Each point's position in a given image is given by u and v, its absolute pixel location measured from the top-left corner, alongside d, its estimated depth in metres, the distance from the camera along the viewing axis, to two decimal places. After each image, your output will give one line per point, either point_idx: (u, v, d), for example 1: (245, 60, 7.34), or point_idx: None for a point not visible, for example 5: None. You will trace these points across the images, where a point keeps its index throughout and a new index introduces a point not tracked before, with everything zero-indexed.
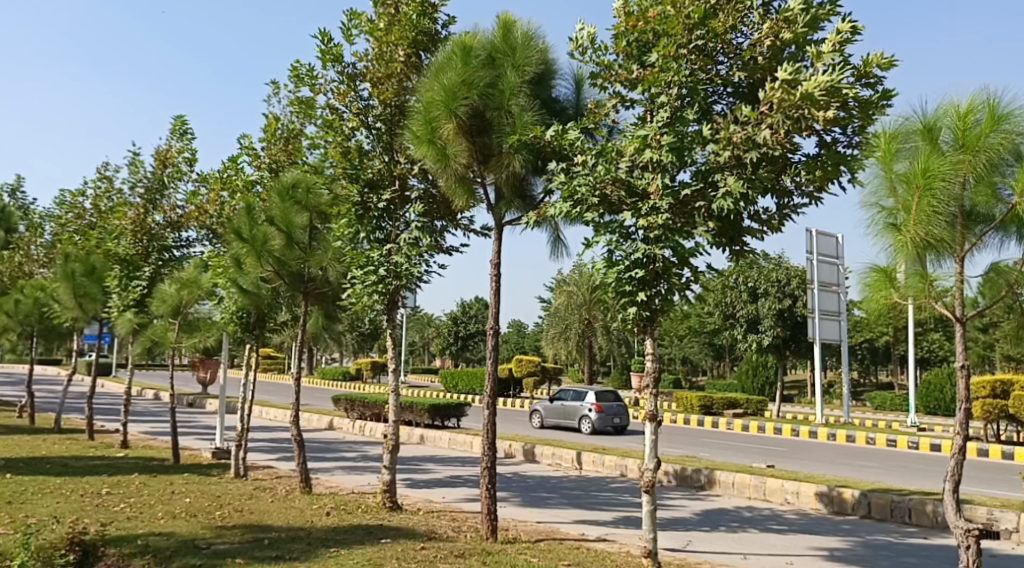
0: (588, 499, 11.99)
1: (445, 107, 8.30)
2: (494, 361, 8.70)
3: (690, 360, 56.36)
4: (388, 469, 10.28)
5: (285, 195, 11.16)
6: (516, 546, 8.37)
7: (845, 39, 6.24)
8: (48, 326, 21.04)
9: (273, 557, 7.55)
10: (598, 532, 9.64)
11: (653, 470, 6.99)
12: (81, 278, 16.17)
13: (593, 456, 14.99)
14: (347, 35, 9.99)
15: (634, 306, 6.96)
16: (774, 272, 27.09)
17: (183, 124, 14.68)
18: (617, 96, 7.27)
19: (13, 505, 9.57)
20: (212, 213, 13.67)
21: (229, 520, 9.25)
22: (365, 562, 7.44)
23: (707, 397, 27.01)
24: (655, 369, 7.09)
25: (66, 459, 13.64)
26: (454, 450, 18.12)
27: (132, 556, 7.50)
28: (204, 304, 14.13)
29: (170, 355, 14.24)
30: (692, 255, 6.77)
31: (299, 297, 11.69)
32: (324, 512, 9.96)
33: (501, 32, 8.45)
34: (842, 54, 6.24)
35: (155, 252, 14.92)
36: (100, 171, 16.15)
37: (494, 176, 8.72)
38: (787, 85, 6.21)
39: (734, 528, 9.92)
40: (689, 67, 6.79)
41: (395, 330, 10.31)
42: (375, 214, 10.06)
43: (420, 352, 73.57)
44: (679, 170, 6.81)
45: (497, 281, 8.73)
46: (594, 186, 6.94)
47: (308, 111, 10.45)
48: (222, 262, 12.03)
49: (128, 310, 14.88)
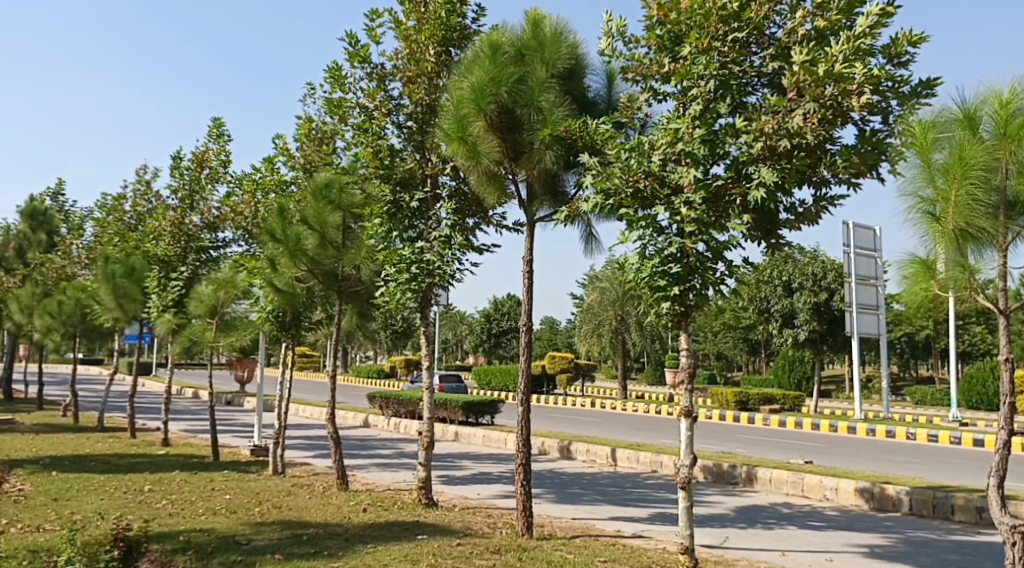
0: (623, 496, 11.95)
1: (474, 105, 8.29)
2: (527, 358, 8.68)
3: (725, 356, 55.94)
4: (423, 466, 10.34)
5: (319, 195, 11.29)
6: (552, 543, 8.37)
7: (875, 22, 6.17)
8: (91, 326, 21.41)
9: (311, 554, 7.63)
10: (634, 529, 9.60)
11: (689, 466, 6.93)
12: (121, 279, 16.41)
13: (627, 452, 14.94)
14: (374, 33, 10.01)
15: (668, 301, 6.92)
16: (810, 265, 26.77)
17: (220, 126, 14.88)
18: (649, 90, 7.22)
19: (59, 503, 9.76)
20: (248, 214, 13.84)
21: (268, 517, 9.36)
22: (402, 558, 7.48)
23: (742, 393, 26.77)
24: (690, 365, 7.04)
25: (110, 457, 13.89)
26: (488, 447, 18.18)
27: (174, 552, 7.62)
28: (240, 304, 14.30)
29: (209, 354, 14.44)
30: (727, 249, 6.71)
31: (333, 296, 11.78)
32: (361, 508, 10.05)
33: (530, 28, 8.45)
34: (872, 37, 6.16)
35: (192, 252, 15.21)
36: (138, 173, 16.42)
37: (525, 173, 8.70)
38: (805, 66, 6.25)
39: (771, 524, 9.83)
40: (721, 59, 6.74)
41: (429, 328, 10.37)
42: (408, 212, 10.13)
43: (454, 349, 73.91)
44: (712, 163, 6.77)
45: (530, 277, 8.73)
46: (626, 180, 6.89)
47: (339, 111, 10.52)
48: (258, 262, 12.16)
49: (166, 310, 15.12)
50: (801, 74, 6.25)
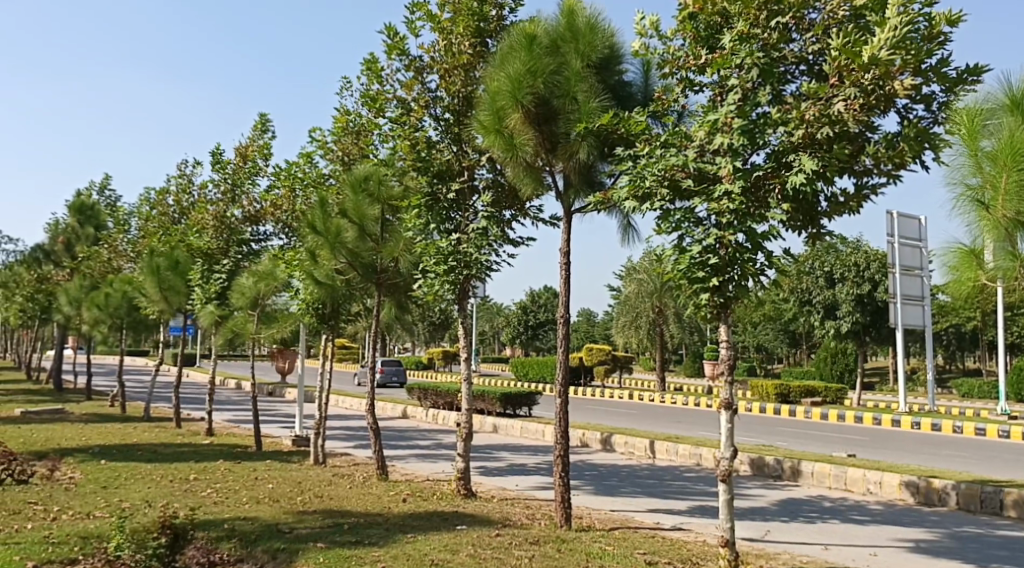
0: (663, 488, 11.90)
1: (511, 97, 8.28)
2: (565, 350, 8.66)
3: (765, 348, 55.29)
4: (462, 457, 10.39)
5: (357, 188, 11.32)
6: (590, 534, 8.36)
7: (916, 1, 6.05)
8: (137, 318, 21.86)
9: (353, 542, 7.72)
10: (673, 522, 9.56)
11: (729, 459, 6.87)
12: (166, 272, 16.72)
13: (666, 445, 14.89)
14: (412, 27, 10.06)
15: (707, 292, 6.86)
16: (852, 256, 26.36)
17: (264, 121, 15.06)
18: (685, 80, 7.15)
19: (108, 490, 10.00)
20: (287, 208, 14.01)
21: (310, 506, 9.50)
22: (442, 548, 7.54)
23: (783, 385, 26.50)
24: (730, 356, 6.95)
25: (156, 446, 14.20)
26: (526, 439, 18.22)
27: (219, 540, 7.76)
28: (281, 296, 14.49)
29: (251, 346, 14.66)
30: (766, 239, 6.63)
31: (372, 288, 11.90)
32: (401, 498, 10.15)
33: (565, 18, 8.38)
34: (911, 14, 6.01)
35: (234, 245, 15.40)
36: (180, 167, 16.72)
37: (561, 165, 8.67)
38: (844, 52, 6.18)
39: (813, 518, 9.73)
40: (762, 46, 6.64)
41: (466, 320, 10.40)
42: (444, 204, 10.17)
43: (491, 342, 74.02)
44: (751, 153, 6.67)
45: (567, 269, 8.71)
46: (663, 172, 6.85)
47: (376, 104, 10.61)
48: (298, 255, 12.32)
49: (209, 303, 15.35)
50: (842, 59, 6.15)
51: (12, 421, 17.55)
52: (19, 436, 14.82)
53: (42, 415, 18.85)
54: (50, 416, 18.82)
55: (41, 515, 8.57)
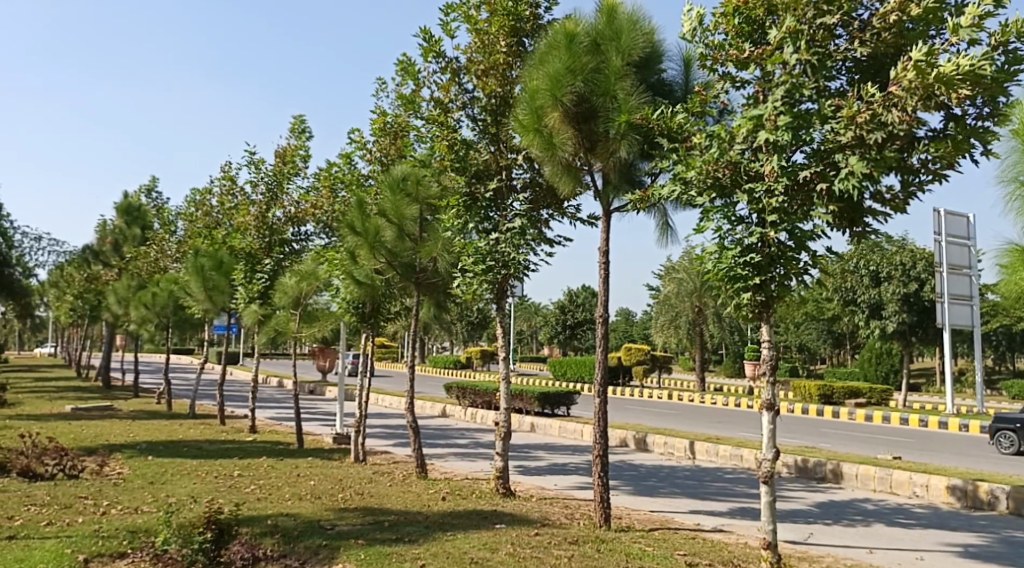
0: (703, 489, 11.81)
1: (550, 96, 8.29)
2: (603, 349, 8.62)
3: (808, 348, 54.54)
4: (501, 456, 10.40)
5: (396, 189, 11.40)
6: (630, 535, 8.33)
7: (986, 11, 5.94)
8: (181, 317, 22.22)
9: (392, 540, 7.79)
10: (714, 523, 9.48)
11: (771, 460, 6.80)
12: (211, 272, 16.99)
13: (706, 445, 14.78)
14: (448, 28, 10.12)
15: (749, 292, 6.79)
16: (897, 255, 25.91)
17: (302, 123, 15.24)
18: (727, 76, 7.09)
19: (155, 486, 10.20)
20: (327, 208, 14.15)
21: (350, 503, 9.60)
22: (481, 546, 7.57)
23: (826, 386, 26.12)
24: (772, 356, 6.89)
25: (201, 443, 14.45)
26: (564, 438, 18.19)
27: (262, 536, 7.87)
28: (322, 296, 14.65)
29: (293, 345, 14.83)
30: (810, 238, 6.55)
31: (411, 287, 11.96)
32: (440, 496, 10.21)
33: (605, 16, 8.32)
34: (979, 28, 5.95)
35: (276, 245, 15.60)
36: (223, 170, 16.97)
37: (600, 164, 8.64)
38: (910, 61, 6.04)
39: (857, 520, 9.58)
40: (810, 42, 6.55)
41: (505, 319, 10.40)
42: (483, 204, 10.20)
43: (529, 340, 74.04)
44: (794, 150, 6.60)
45: (606, 269, 8.68)
46: (706, 169, 6.79)
47: (412, 105, 10.70)
48: (338, 255, 12.43)
49: (252, 302, 15.55)
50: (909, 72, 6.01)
51: (63, 417, 18.02)
52: (70, 432, 15.19)
53: (92, 412, 19.29)
54: (100, 413, 19.26)
55: (91, 509, 8.77)
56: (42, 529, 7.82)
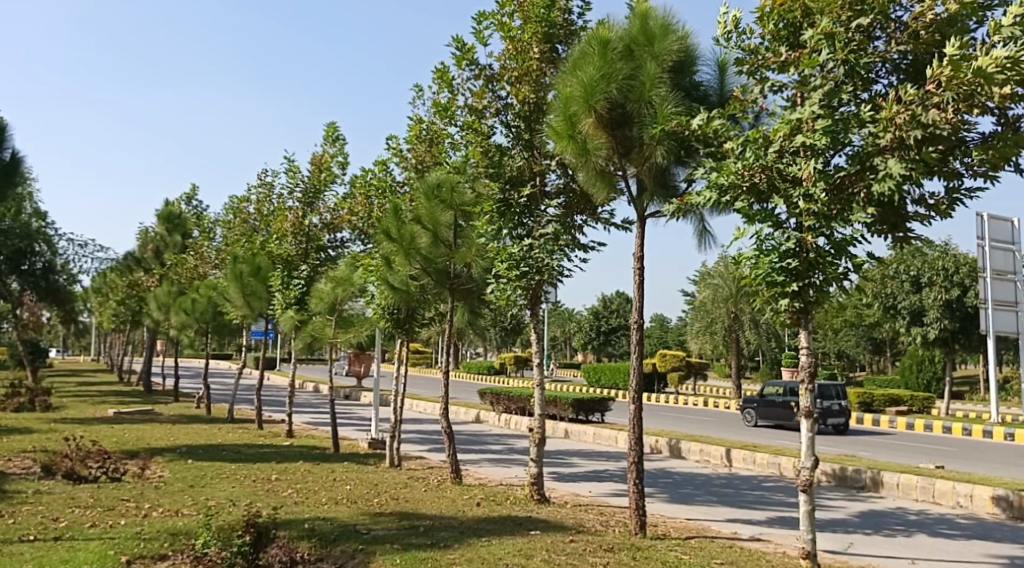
0: (740, 497, 11.70)
1: (584, 102, 8.26)
2: (639, 355, 8.58)
3: (847, 354, 53.76)
4: (535, 462, 10.38)
5: (431, 196, 11.46)
6: (667, 543, 8.26)
7: None
8: (221, 322, 22.46)
9: (428, 545, 7.81)
10: (752, 532, 9.38)
11: (811, 469, 6.71)
12: (248, 278, 17.15)
13: (743, 453, 14.62)
14: (481, 35, 10.17)
15: (786, 297, 6.71)
16: (939, 259, 25.47)
17: (336, 130, 15.39)
18: (765, 80, 7.05)
19: (195, 489, 10.34)
20: (362, 214, 14.24)
21: (386, 507, 9.66)
22: (516, 552, 7.55)
23: (866, 393, 25.76)
24: (811, 363, 6.82)
25: (240, 447, 14.62)
26: (599, 445, 18.14)
27: (300, 539, 7.95)
28: (358, 301, 14.77)
29: (329, 350, 14.96)
30: (850, 243, 6.47)
31: (446, 293, 11.99)
32: (475, 502, 10.23)
33: (638, 21, 8.30)
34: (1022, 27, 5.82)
35: (312, 251, 15.76)
36: (262, 177, 17.19)
37: (635, 169, 8.63)
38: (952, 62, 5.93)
39: (899, 530, 9.42)
40: (848, 45, 6.48)
41: (539, 325, 10.38)
42: (517, 209, 10.19)
43: (563, 346, 73.89)
44: (833, 153, 6.52)
45: (641, 274, 8.64)
46: (742, 174, 6.74)
47: (447, 112, 10.77)
48: (374, 261, 12.52)
49: (289, 308, 15.66)
50: (946, 69, 5.90)
51: (106, 421, 18.39)
52: (113, 435, 15.49)
53: (134, 416, 19.65)
54: (142, 417, 19.61)
55: (133, 511, 8.94)
56: (86, 531, 7.98)
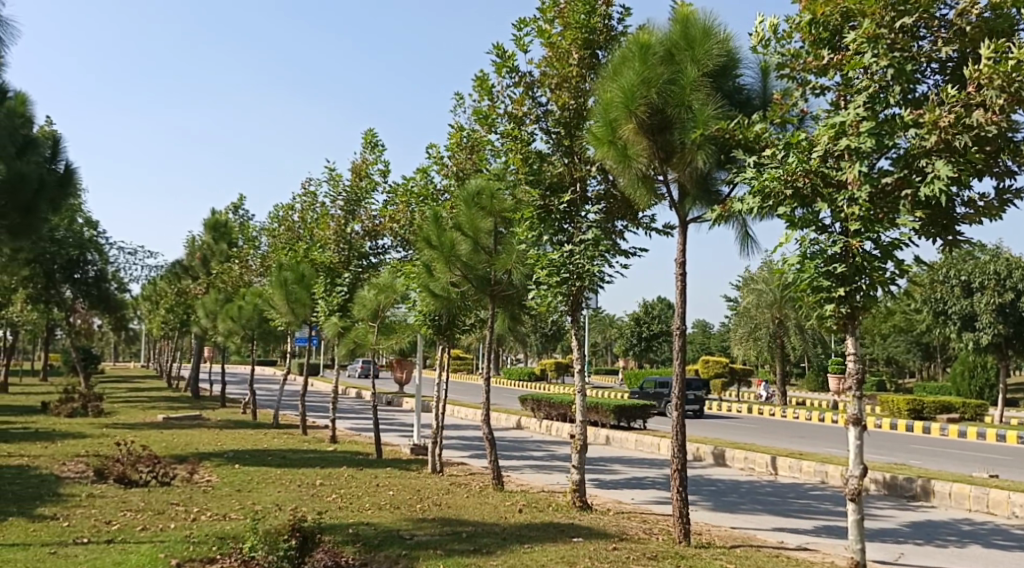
0: (786, 506, 11.52)
1: (624, 108, 8.22)
2: (681, 361, 8.51)
3: (895, 360, 52.69)
4: (577, 469, 10.33)
5: (471, 203, 11.49)
6: (711, 551, 8.17)
7: None
8: (266, 330, 22.68)
9: (471, 551, 7.82)
10: (799, 541, 9.23)
11: (859, 477, 6.57)
12: (293, 286, 17.32)
13: (789, 461, 14.41)
14: (521, 42, 10.19)
15: (832, 302, 6.58)
16: (991, 263, 24.92)
17: (374, 137, 15.54)
18: (807, 84, 6.98)
19: (242, 494, 10.48)
20: (404, 221, 14.35)
21: (428, 513, 9.69)
22: (559, 559, 7.53)
23: (916, 400, 25.19)
24: (858, 370, 6.69)
25: (284, 452, 14.80)
26: (641, 452, 18.01)
27: (344, 544, 8.02)
28: (400, 308, 14.83)
29: (372, 357, 15.07)
30: (897, 247, 6.35)
31: (487, 300, 12.05)
32: (516, 509, 10.21)
33: (680, 25, 8.25)
34: None
35: (354, 259, 15.88)
36: (305, 186, 17.43)
37: (676, 174, 8.56)
38: (990, 62, 5.86)
39: (952, 541, 9.20)
40: (891, 45, 6.35)
41: (580, 331, 10.35)
42: (557, 216, 10.19)
43: (603, 352, 73.52)
44: (878, 157, 6.43)
45: (682, 280, 8.57)
46: (785, 179, 6.64)
47: (487, 120, 10.80)
48: (415, 268, 12.64)
49: (332, 315, 15.80)
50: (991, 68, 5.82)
51: (155, 426, 18.76)
52: (161, 440, 15.76)
53: (182, 421, 20.02)
54: (189, 422, 19.93)
55: (182, 515, 9.09)
56: (137, 534, 8.14)
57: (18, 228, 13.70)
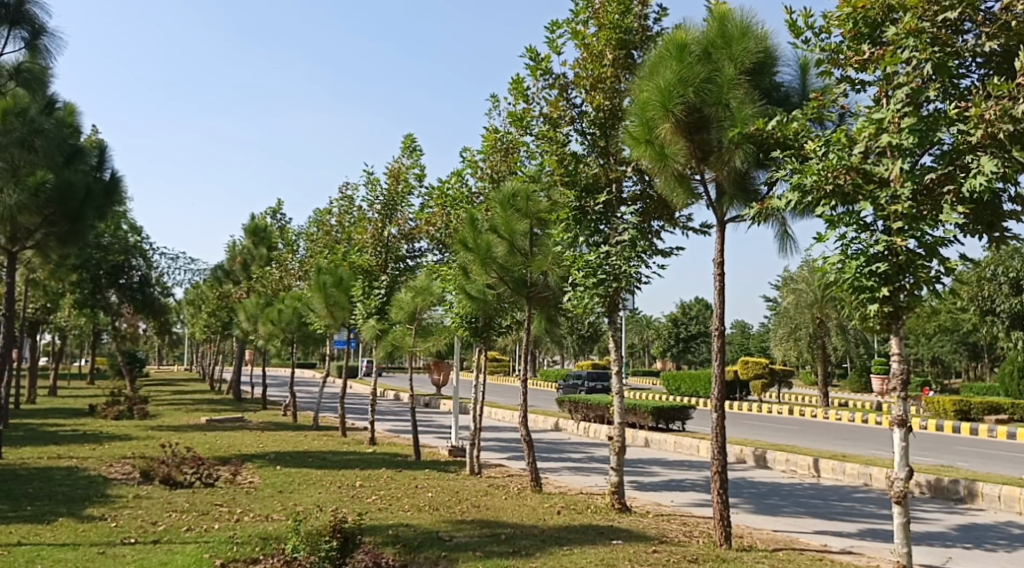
0: (829, 509, 11.35)
1: (661, 107, 8.14)
2: (720, 362, 8.41)
3: (941, 360, 51.73)
4: (616, 471, 10.28)
5: (507, 205, 11.49)
6: (753, 554, 8.08)
7: None
8: (306, 333, 22.89)
9: (510, 552, 7.84)
10: (843, 544, 9.09)
11: (905, 480, 6.45)
12: (332, 288, 17.47)
13: (832, 463, 14.18)
14: (555, 44, 10.18)
15: (875, 302, 6.44)
16: None
17: (412, 142, 15.63)
18: (847, 80, 6.89)
19: (284, 495, 10.61)
20: (439, 225, 14.43)
21: (467, 515, 9.71)
22: (598, 562, 7.50)
23: (963, 401, 24.69)
24: (903, 370, 6.56)
25: (325, 454, 14.95)
26: (680, 454, 17.88)
27: (385, 545, 8.07)
28: (436, 310, 14.90)
29: (410, 360, 15.16)
30: (942, 245, 6.22)
31: (523, 302, 12.05)
32: (556, 511, 10.19)
33: (716, 23, 8.18)
34: None
35: (391, 261, 15.96)
36: (342, 191, 17.61)
37: (714, 173, 8.48)
38: None
39: (1002, 545, 8.99)
40: (932, 40, 6.26)
41: (617, 332, 10.29)
42: (593, 217, 10.15)
43: (642, 354, 73.29)
44: (921, 153, 6.32)
45: (721, 281, 8.49)
46: (826, 176, 6.53)
47: (522, 122, 10.81)
48: (452, 270, 12.70)
49: (371, 317, 15.96)
50: None
51: (199, 428, 19.07)
52: (205, 442, 16.01)
53: (225, 423, 20.33)
54: (232, 424, 20.26)
55: (227, 516, 9.23)
56: (182, 534, 8.27)
57: (67, 235, 14.12)
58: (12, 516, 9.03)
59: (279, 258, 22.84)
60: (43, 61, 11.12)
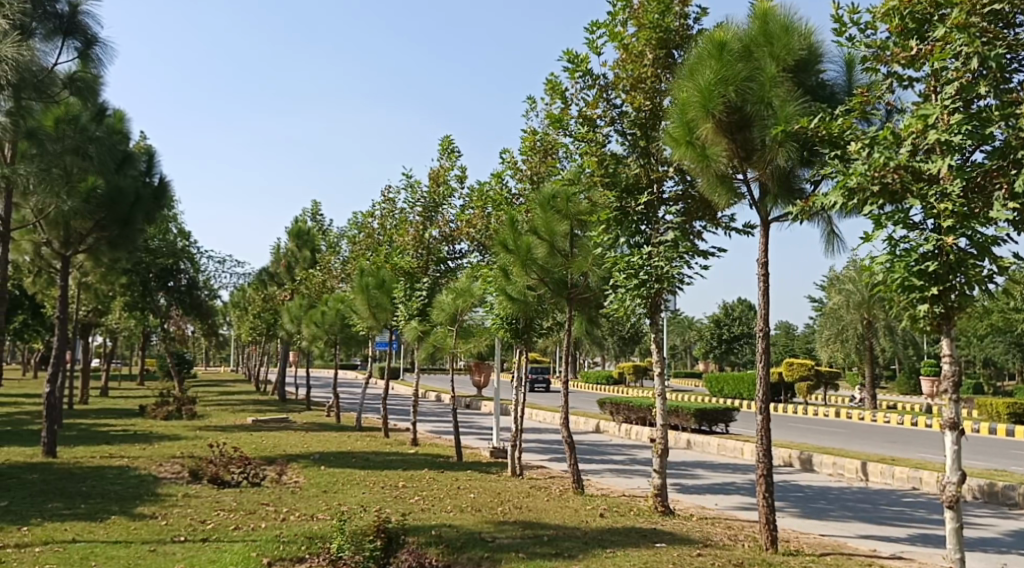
0: (878, 513, 11.13)
1: (701, 108, 8.08)
2: (765, 364, 8.31)
3: (994, 360, 50.47)
4: (659, 473, 10.20)
5: (547, 206, 11.47)
6: (799, 558, 7.96)
7: None
8: (349, 334, 23.11)
9: (553, 554, 7.84)
10: (892, 549, 8.92)
11: (957, 484, 6.28)
12: (374, 290, 17.61)
13: (880, 466, 13.95)
14: (594, 45, 10.14)
15: (925, 302, 6.30)
16: None
17: (450, 143, 15.69)
18: (893, 75, 6.75)
19: (328, 495, 10.72)
20: (480, 227, 14.50)
21: (510, 516, 9.71)
22: (641, 564, 7.48)
23: (1017, 404, 24.11)
24: (954, 372, 6.40)
25: (368, 454, 15.08)
26: (724, 456, 17.71)
27: (428, 545, 8.11)
28: (477, 312, 14.94)
29: (451, 361, 15.24)
30: (994, 243, 6.07)
31: (564, 303, 12.06)
32: (598, 513, 10.16)
33: (758, 22, 8.11)
34: None
35: (432, 263, 16.05)
36: (383, 194, 17.74)
37: (757, 172, 8.36)
38: None
39: None
40: (982, 36, 6.12)
41: (659, 333, 10.21)
42: (634, 217, 10.11)
43: (683, 355, 72.74)
44: (973, 149, 6.19)
45: (766, 282, 8.39)
46: (872, 175, 6.34)
47: (560, 123, 10.78)
48: (492, 272, 12.72)
49: (412, 319, 16.08)
50: None
51: (246, 428, 19.36)
52: (251, 442, 16.24)
53: (270, 423, 20.62)
54: (277, 424, 20.55)
55: (273, 515, 9.35)
56: (230, 533, 8.40)
57: (117, 239, 14.40)
58: (66, 514, 9.22)
59: (323, 261, 23.09)
60: (95, 68, 11.66)
